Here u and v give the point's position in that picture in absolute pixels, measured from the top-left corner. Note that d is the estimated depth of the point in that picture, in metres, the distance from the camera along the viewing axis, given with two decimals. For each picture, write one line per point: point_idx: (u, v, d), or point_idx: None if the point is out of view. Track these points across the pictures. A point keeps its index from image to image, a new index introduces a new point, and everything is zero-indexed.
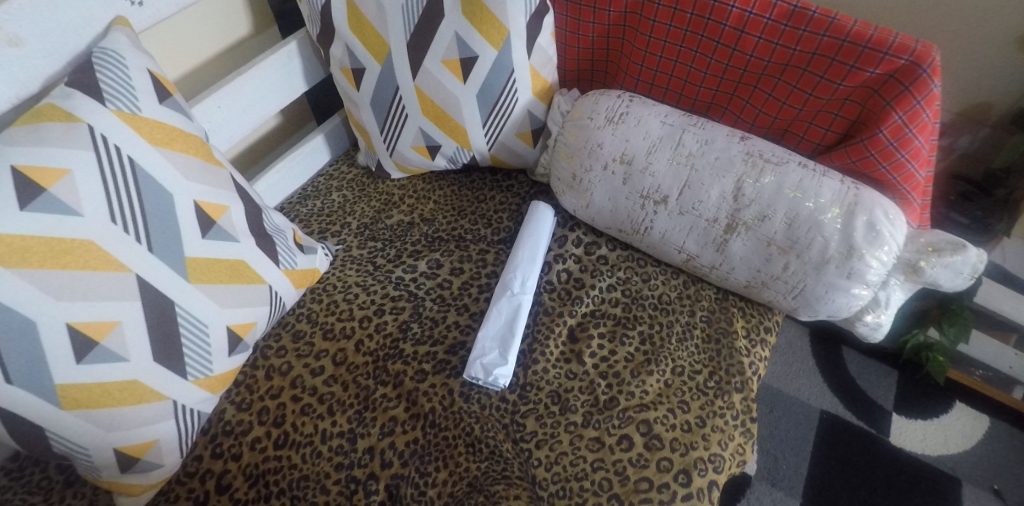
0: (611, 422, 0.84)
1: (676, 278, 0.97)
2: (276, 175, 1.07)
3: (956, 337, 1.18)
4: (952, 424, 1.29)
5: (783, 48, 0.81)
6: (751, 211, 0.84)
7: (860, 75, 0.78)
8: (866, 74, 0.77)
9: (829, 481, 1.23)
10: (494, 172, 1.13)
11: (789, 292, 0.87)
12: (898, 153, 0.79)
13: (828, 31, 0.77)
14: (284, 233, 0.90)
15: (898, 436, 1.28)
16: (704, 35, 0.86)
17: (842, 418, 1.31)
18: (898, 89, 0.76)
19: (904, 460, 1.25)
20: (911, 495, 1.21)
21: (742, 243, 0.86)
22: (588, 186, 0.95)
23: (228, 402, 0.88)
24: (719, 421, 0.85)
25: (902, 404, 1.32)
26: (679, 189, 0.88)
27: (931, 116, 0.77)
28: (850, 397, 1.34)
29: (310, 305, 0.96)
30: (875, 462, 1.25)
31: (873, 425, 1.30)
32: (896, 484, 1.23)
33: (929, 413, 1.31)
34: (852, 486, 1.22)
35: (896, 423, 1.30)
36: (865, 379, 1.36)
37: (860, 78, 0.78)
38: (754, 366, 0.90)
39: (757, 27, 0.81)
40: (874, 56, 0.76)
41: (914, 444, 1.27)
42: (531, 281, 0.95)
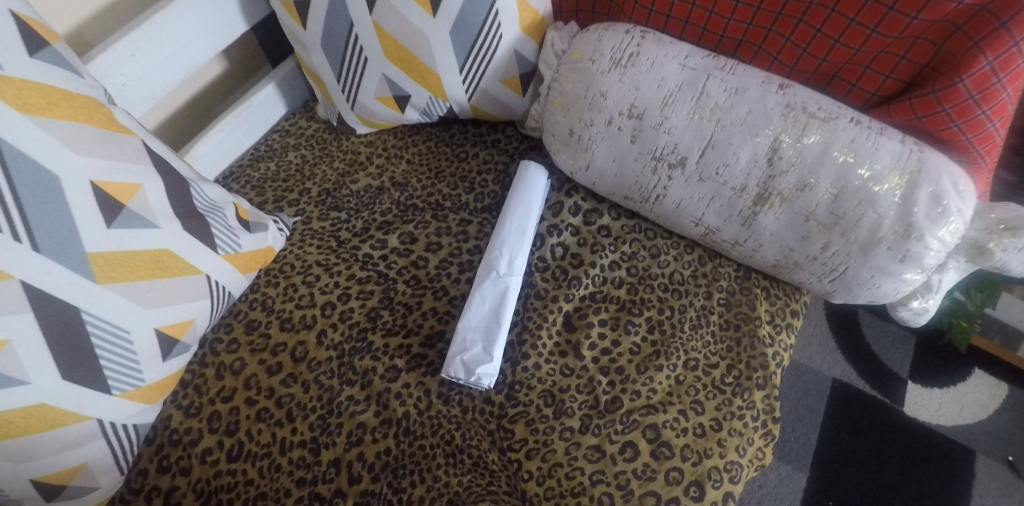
0: (613, 428, 0.72)
1: (690, 254, 0.83)
2: (220, 133, 0.92)
3: (983, 303, 1.05)
4: (969, 393, 1.19)
5: None
6: (788, 179, 0.69)
7: (943, 6, 0.61)
8: (951, 4, 0.60)
9: (839, 455, 1.15)
10: (477, 124, 0.96)
11: (825, 275, 0.73)
12: (978, 108, 0.63)
13: None
14: (223, 211, 0.75)
15: (913, 406, 1.19)
16: None
17: (856, 388, 1.21)
18: (990, 25, 0.59)
19: (919, 432, 1.16)
20: (925, 469, 1.13)
21: (773, 217, 0.71)
22: (588, 145, 0.79)
23: (174, 407, 0.76)
24: (737, 424, 0.74)
25: (919, 371, 1.22)
26: (700, 150, 0.72)
27: None
28: (865, 365, 1.24)
29: (265, 290, 0.83)
30: (889, 434, 1.16)
31: (888, 395, 1.20)
32: (910, 457, 1.14)
33: (946, 382, 1.21)
34: (864, 460, 1.14)
35: (912, 392, 1.20)
36: (881, 344, 1.26)
37: (942, 10, 0.61)
38: (778, 357, 0.78)
39: None
40: None
41: (930, 414, 1.18)
42: (520, 259, 0.81)
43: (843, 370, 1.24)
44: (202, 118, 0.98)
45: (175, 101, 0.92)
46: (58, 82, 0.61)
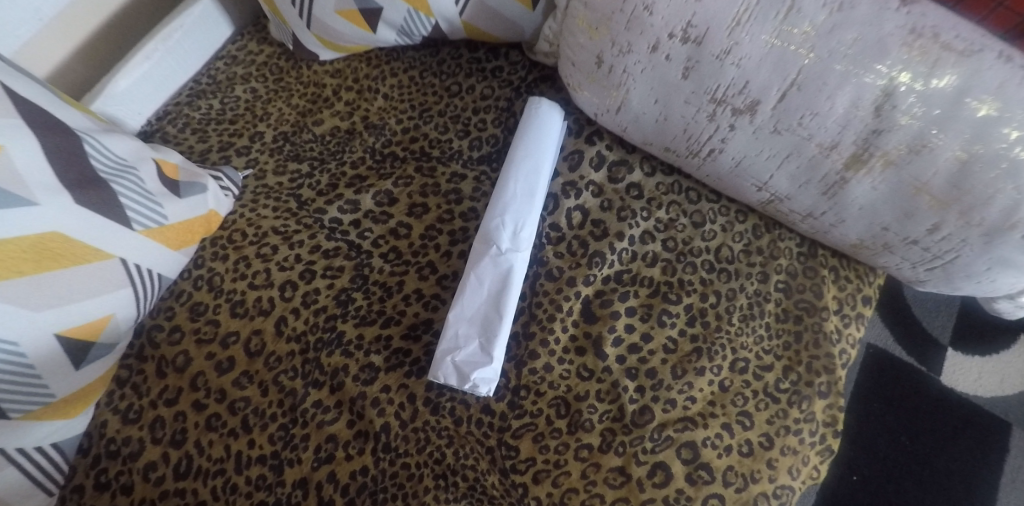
0: (641, 446, 0.59)
1: (742, 223, 0.66)
2: (146, 63, 0.72)
3: None
4: (1017, 363, 0.96)
5: None
6: (899, 137, 0.50)
7: None
8: None
9: (865, 427, 0.94)
10: (474, 47, 0.75)
11: (923, 262, 0.56)
12: None
13: None
14: (137, 172, 0.58)
15: (951, 376, 0.96)
16: None
17: (890, 354, 0.98)
18: None
19: (954, 403, 0.95)
20: (957, 444, 0.92)
21: (869, 186, 0.53)
22: (622, 79, 0.60)
23: (110, 412, 0.63)
24: (793, 440, 0.60)
25: (962, 336, 0.98)
26: (780, 91, 0.52)
27: None
28: (901, 326, 0.99)
29: (211, 265, 0.67)
30: (923, 403, 0.95)
31: (924, 363, 0.97)
32: (940, 429, 0.93)
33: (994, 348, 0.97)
34: (893, 432, 0.93)
35: (952, 360, 0.97)
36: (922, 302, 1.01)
37: None
38: (846, 355, 0.63)
39: None
40: None
41: (968, 385, 0.96)
42: (528, 229, 0.64)
43: (877, 333, 1.01)
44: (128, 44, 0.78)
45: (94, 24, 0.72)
46: None
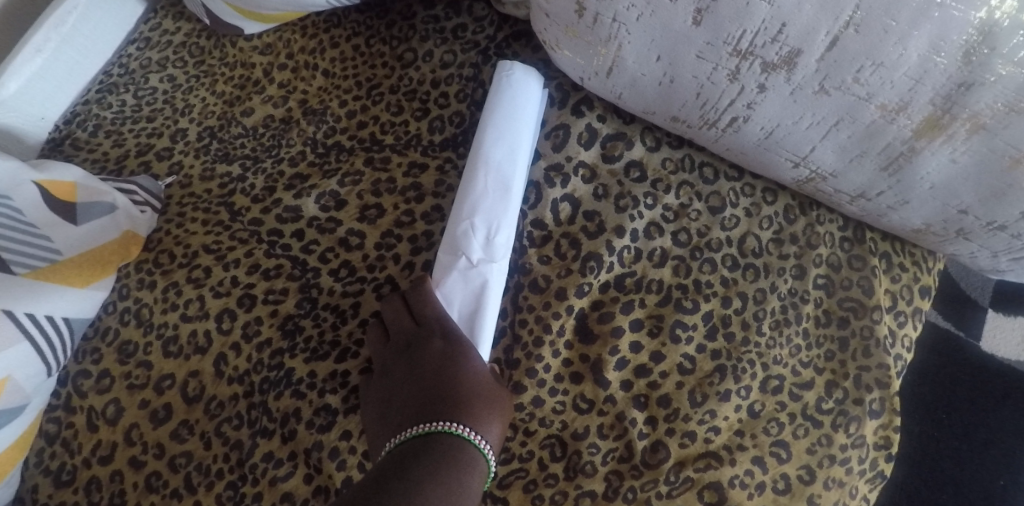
0: (654, 491, 0.48)
1: (771, 205, 0.53)
2: (39, 57, 0.60)
3: None
4: None
5: None
6: (995, 92, 0.36)
7: None
8: None
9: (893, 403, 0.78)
10: (429, 3, 0.61)
11: (1010, 250, 0.43)
12: None
13: None
14: (9, 201, 0.50)
15: (990, 341, 0.80)
16: None
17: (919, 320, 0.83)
18: None
19: (997, 370, 0.78)
20: (1003, 414, 0.76)
21: (947, 159, 0.40)
22: (612, 30, 0.45)
23: (39, 473, 0.55)
24: (839, 471, 0.48)
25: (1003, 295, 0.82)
26: (830, 34, 0.37)
27: None
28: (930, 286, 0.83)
29: (137, 296, 0.57)
30: (960, 372, 0.78)
31: (962, 328, 0.81)
32: (981, 399, 0.77)
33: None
34: (927, 406, 0.77)
35: (992, 323, 0.81)
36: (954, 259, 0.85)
37: None
38: (902, 362, 0.51)
39: None
40: None
41: (1011, 350, 0.79)
42: (501, 232, 0.51)
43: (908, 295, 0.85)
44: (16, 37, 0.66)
45: None
46: None
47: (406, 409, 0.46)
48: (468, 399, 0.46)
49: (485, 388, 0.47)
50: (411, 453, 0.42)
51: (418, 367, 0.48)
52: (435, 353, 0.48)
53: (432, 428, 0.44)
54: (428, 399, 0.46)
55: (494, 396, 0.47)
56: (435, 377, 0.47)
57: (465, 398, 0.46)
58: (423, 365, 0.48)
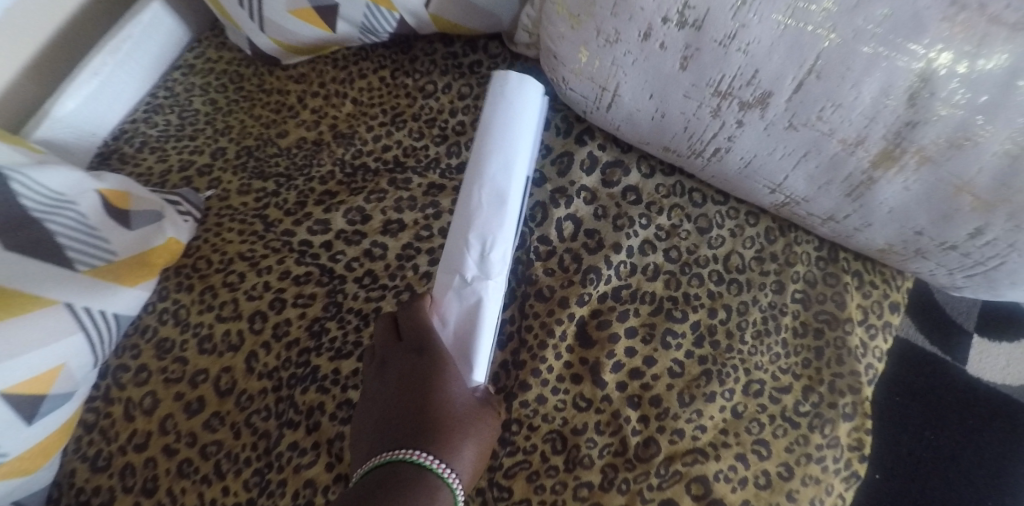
0: (646, 482, 0.53)
1: (753, 226, 0.59)
2: (95, 79, 0.66)
3: None
4: None
5: None
6: (937, 130, 0.42)
7: None
8: None
9: (885, 422, 0.83)
10: (449, 40, 0.68)
11: (963, 268, 0.49)
12: None
13: None
14: (76, 206, 0.55)
15: (976, 364, 0.86)
16: None
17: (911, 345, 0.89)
18: None
19: (980, 393, 0.84)
20: (987, 435, 0.82)
21: (901, 187, 0.46)
22: (611, 71, 0.52)
23: (78, 459, 0.59)
24: (815, 469, 0.53)
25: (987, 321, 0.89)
26: (795, 80, 0.45)
27: None
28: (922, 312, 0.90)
29: (176, 298, 0.62)
30: (946, 394, 0.85)
31: (950, 352, 0.87)
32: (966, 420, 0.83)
33: (1021, 332, 0.88)
34: (916, 427, 0.83)
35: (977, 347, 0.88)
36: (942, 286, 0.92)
37: None
38: (873, 371, 0.56)
39: None
40: None
41: (995, 374, 0.86)
42: (496, 250, 0.54)
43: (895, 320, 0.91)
44: (74, 64, 0.72)
45: (32, 40, 0.66)
46: None
47: (383, 428, 0.49)
48: (441, 423, 0.48)
49: (460, 408, 0.50)
50: (376, 482, 0.46)
51: (399, 383, 0.51)
52: (412, 370, 0.51)
53: (398, 455, 0.47)
54: (403, 420, 0.49)
55: (468, 416, 0.50)
56: (411, 396, 0.50)
57: (437, 420, 0.48)
58: (402, 383, 0.51)
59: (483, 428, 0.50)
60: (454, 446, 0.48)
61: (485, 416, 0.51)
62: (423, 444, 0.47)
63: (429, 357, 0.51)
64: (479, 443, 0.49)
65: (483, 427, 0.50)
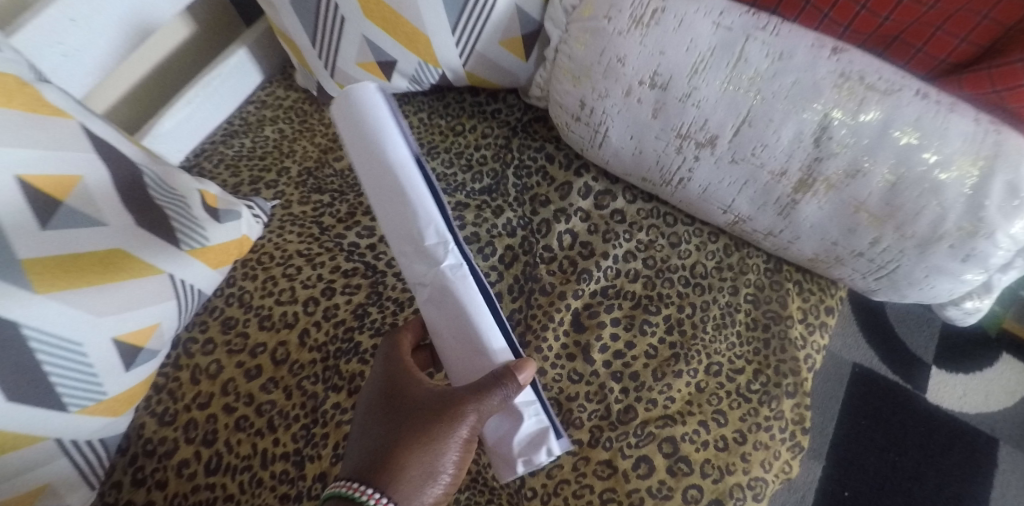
0: (626, 441, 0.65)
1: (715, 243, 0.74)
2: (189, 107, 0.82)
3: None
4: (995, 380, 1.13)
5: None
6: (837, 163, 0.59)
7: None
8: None
9: (858, 443, 1.10)
10: (475, 92, 0.85)
11: (871, 272, 0.64)
12: None
13: None
14: (185, 200, 0.67)
15: (936, 393, 1.13)
16: None
17: (877, 374, 1.15)
18: None
19: (939, 420, 1.11)
20: (943, 456, 1.08)
21: (816, 207, 0.62)
22: (602, 118, 0.69)
23: (147, 415, 0.70)
24: (763, 436, 0.66)
25: (945, 356, 1.16)
26: (734, 126, 0.62)
27: None
28: (888, 349, 1.16)
29: (242, 284, 0.75)
30: (911, 420, 1.11)
31: (910, 381, 1.14)
32: (925, 442, 1.09)
33: (971, 366, 1.14)
34: (882, 447, 1.09)
35: (936, 379, 1.14)
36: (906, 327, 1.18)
37: None
38: (811, 360, 0.70)
39: None
40: None
41: (953, 401, 1.12)
42: (431, 228, 0.56)
43: (863, 354, 1.17)
44: (173, 86, 0.88)
45: (139, 68, 0.82)
46: None
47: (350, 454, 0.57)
48: (387, 447, 0.54)
49: (410, 427, 0.55)
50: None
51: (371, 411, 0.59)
52: (381, 400, 0.58)
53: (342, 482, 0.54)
54: (364, 447, 0.56)
55: (416, 434, 0.54)
56: (375, 423, 0.57)
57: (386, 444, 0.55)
58: (372, 412, 0.58)
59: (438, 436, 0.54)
60: (402, 466, 0.53)
61: (440, 427, 0.54)
62: (372, 473, 0.54)
63: (393, 386, 0.58)
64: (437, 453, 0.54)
65: (441, 436, 0.54)
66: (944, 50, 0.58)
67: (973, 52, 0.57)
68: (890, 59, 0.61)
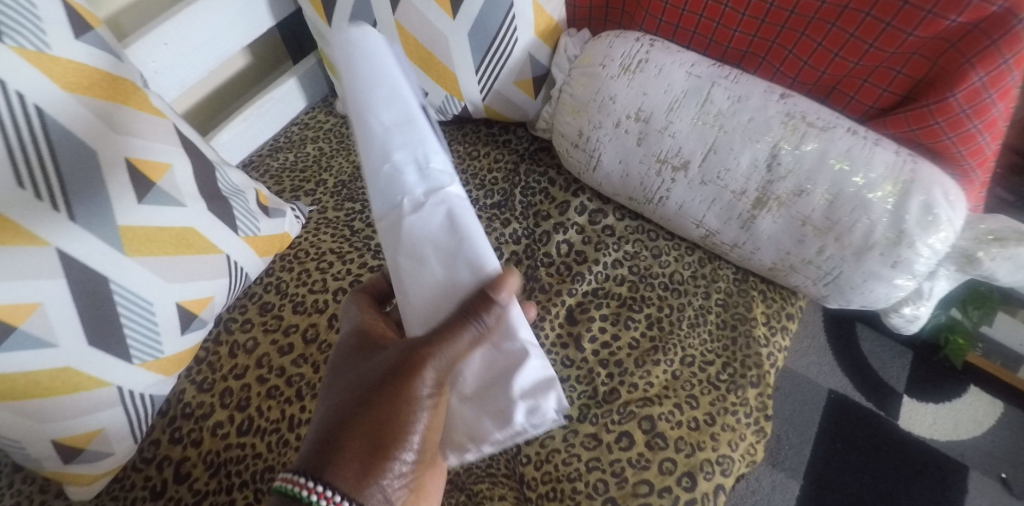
0: (610, 417, 0.75)
1: (691, 256, 0.87)
2: (244, 123, 0.95)
3: (979, 320, 1.11)
4: (964, 409, 1.23)
5: (853, 12, 0.68)
6: (786, 185, 0.72)
7: (919, 43, 0.66)
8: (924, 41, 0.66)
9: (833, 465, 1.18)
10: (490, 125, 1.00)
11: (820, 278, 0.76)
12: (944, 134, 0.69)
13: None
14: (244, 195, 0.78)
15: (908, 420, 1.22)
16: None
17: (851, 400, 1.25)
18: (958, 62, 0.65)
19: (910, 447, 1.20)
20: (916, 482, 1.16)
21: (771, 221, 0.75)
22: (595, 146, 0.82)
23: (188, 382, 0.80)
24: (730, 419, 0.76)
25: (916, 386, 1.26)
26: (703, 154, 0.75)
27: (1003, 110, 0.66)
28: (862, 378, 1.27)
29: (279, 274, 0.87)
30: (883, 446, 1.20)
31: (883, 408, 1.24)
32: (897, 467, 1.18)
33: (941, 397, 1.24)
34: (857, 470, 1.17)
35: (907, 406, 1.24)
36: (878, 359, 1.29)
37: (918, 44, 0.66)
38: (773, 357, 0.81)
39: None
40: (939, 23, 0.64)
41: (924, 429, 1.21)
42: (434, 156, 0.58)
43: (839, 383, 1.27)
44: (229, 107, 1.02)
45: (202, 89, 0.96)
46: (99, 64, 0.64)
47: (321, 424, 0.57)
48: (350, 409, 0.54)
49: (372, 386, 0.55)
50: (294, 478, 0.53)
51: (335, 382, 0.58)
52: (346, 371, 0.59)
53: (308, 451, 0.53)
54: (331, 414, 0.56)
55: (379, 390, 0.54)
56: (340, 391, 0.57)
57: (349, 407, 0.55)
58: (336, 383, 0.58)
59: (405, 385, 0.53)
60: (364, 422, 0.53)
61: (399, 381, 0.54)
62: (337, 435, 0.53)
63: (357, 356, 0.59)
64: (411, 399, 0.53)
65: (411, 386, 0.53)
66: (871, 98, 0.73)
67: (894, 99, 0.72)
68: (831, 104, 0.76)
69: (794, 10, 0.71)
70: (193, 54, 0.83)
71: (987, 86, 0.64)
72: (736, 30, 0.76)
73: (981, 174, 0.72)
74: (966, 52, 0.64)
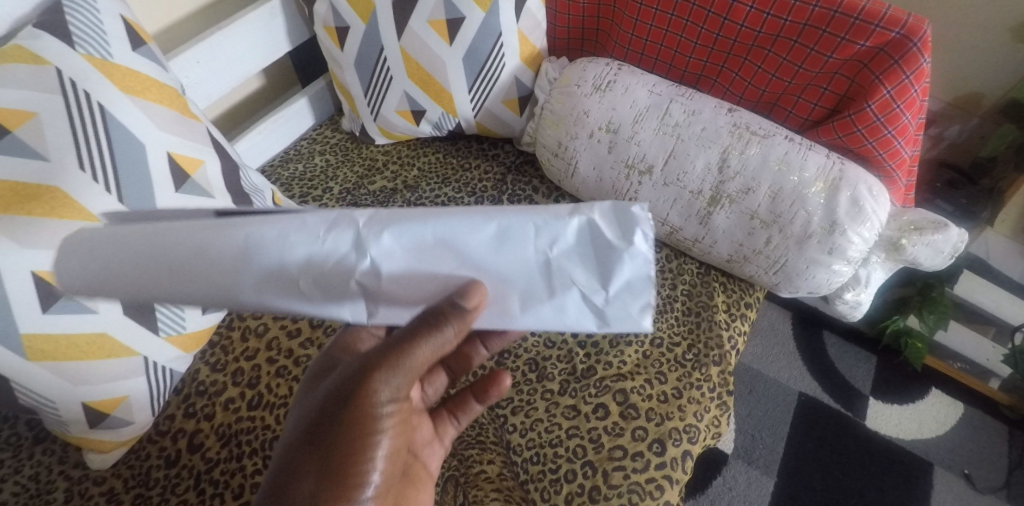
0: (588, 391, 0.84)
1: (658, 252, 0.98)
2: (258, 136, 1.07)
3: (934, 324, 1.21)
4: (927, 410, 1.32)
5: (784, 40, 0.81)
6: (735, 184, 0.83)
7: (837, 65, 0.80)
8: (841, 63, 0.79)
9: (804, 462, 1.26)
10: (480, 141, 1.12)
11: (771, 267, 0.86)
12: (865, 139, 0.81)
13: (828, 26, 0.78)
14: (263, 193, 0.88)
15: (875, 420, 1.31)
16: (689, 20, 0.87)
17: (820, 401, 1.33)
18: (870, 79, 0.78)
19: (876, 446, 1.28)
20: (882, 478, 1.24)
21: (726, 217, 0.85)
22: (573, 155, 0.94)
23: (202, 363, 0.87)
24: (695, 393, 0.84)
25: (881, 388, 1.35)
26: (664, 159, 0.87)
27: (911, 119, 0.79)
28: (830, 382, 1.36)
29: None
30: (851, 445, 1.28)
31: (851, 409, 1.32)
32: (864, 464, 1.26)
33: (905, 399, 1.33)
34: (827, 467, 1.25)
35: (873, 407, 1.32)
36: (846, 363, 1.39)
37: (836, 65, 0.80)
38: (733, 341, 0.91)
39: (757, 21, 0.82)
40: (851, 48, 0.78)
41: (890, 428, 1.30)
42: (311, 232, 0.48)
43: (810, 386, 1.36)
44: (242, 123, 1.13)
45: (220, 106, 1.08)
46: (151, 73, 0.75)
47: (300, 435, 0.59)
48: (321, 423, 0.56)
49: (339, 399, 0.55)
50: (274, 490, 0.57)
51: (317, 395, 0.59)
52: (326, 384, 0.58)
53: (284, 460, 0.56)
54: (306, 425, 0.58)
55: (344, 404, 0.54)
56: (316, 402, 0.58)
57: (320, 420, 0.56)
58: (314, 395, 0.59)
59: (354, 401, 0.54)
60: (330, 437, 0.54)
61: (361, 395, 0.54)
62: (307, 450, 0.55)
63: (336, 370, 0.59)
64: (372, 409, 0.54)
65: (371, 399, 0.54)
66: (805, 112, 0.86)
67: (824, 113, 0.85)
68: (774, 117, 0.90)
69: (736, 39, 0.85)
70: (220, 72, 0.94)
71: (895, 98, 0.77)
72: (691, 56, 0.90)
73: (902, 175, 0.84)
74: (876, 70, 0.77)
